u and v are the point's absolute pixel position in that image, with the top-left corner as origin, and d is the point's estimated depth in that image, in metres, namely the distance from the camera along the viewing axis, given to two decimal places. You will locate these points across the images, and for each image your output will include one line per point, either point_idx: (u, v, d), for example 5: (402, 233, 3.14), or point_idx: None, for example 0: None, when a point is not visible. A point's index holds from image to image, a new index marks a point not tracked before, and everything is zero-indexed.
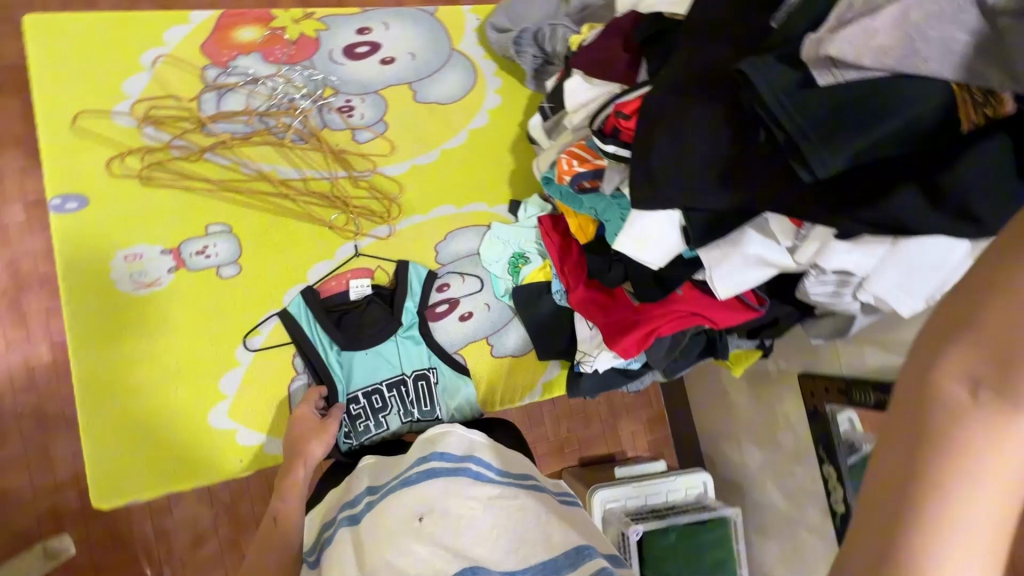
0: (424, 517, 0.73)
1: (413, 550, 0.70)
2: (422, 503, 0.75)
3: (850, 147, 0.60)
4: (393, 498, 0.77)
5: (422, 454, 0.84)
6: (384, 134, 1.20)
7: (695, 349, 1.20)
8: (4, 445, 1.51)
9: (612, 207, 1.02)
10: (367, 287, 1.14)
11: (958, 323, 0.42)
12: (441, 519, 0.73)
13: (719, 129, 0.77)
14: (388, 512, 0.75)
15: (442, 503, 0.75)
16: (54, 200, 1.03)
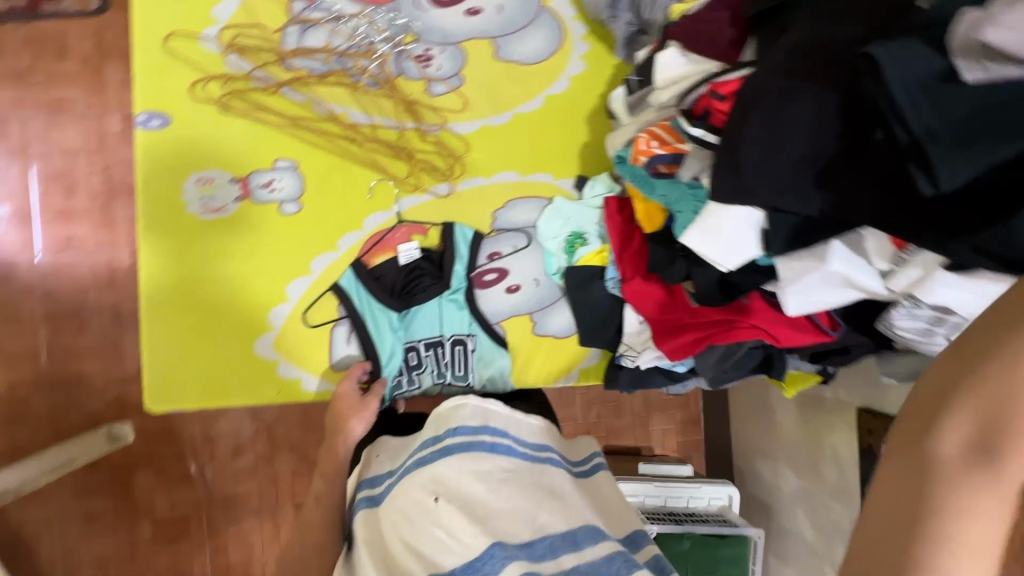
0: (440, 497, 0.71)
1: (433, 532, 0.68)
2: (437, 482, 0.73)
3: (987, 159, 0.53)
4: (411, 478, 0.76)
5: (436, 430, 0.82)
6: (458, 89, 1.16)
7: (749, 363, 1.11)
8: (85, 333, 1.67)
9: (686, 198, 0.93)
10: (415, 251, 1.11)
11: (943, 396, 0.45)
12: (458, 499, 0.71)
13: (826, 121, 0.68)
14: (406, 494, 0.74)
15: (458, 481, 0.73)
16: (141, 116, 1.07)
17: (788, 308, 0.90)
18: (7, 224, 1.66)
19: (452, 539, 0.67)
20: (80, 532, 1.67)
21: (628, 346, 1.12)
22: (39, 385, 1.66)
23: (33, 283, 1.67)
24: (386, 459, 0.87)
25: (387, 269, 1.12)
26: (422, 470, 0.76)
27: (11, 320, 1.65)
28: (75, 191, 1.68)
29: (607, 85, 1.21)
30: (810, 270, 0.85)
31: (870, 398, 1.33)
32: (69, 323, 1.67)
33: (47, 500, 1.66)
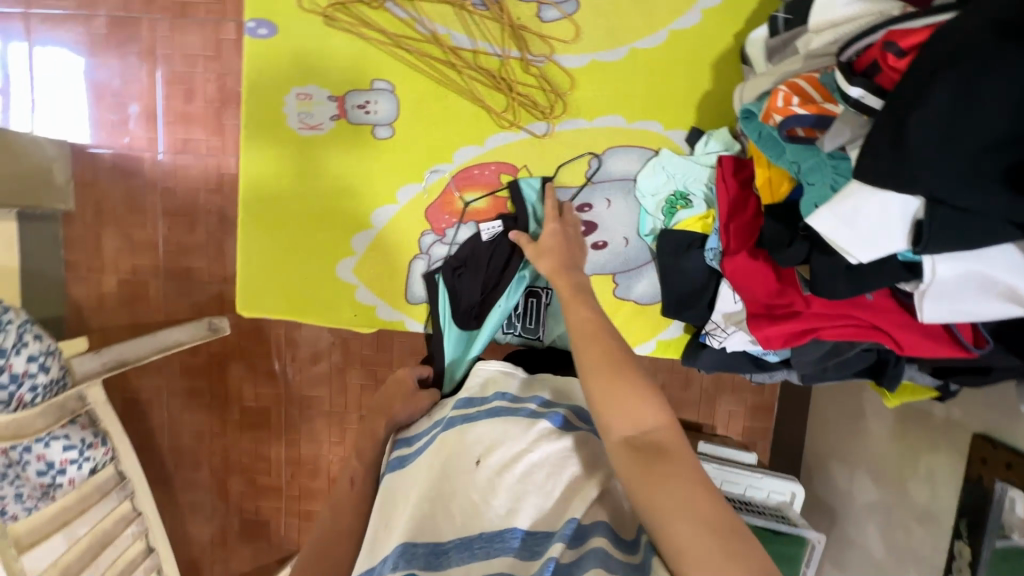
0: (482, 459, 0.72)
1: (468, 494, 0.68)
2: (481, 445, 0.74)
3: None
4: (454, 435, 0.76)
5: (483, 395, 0.86)
6: (572, 16, 1.04)
7: (857, 365, 0.98)
8: (195, 231, 1.82)
9: (823, 168, 0.79)
10: (497, 228, 1.05)
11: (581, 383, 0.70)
12: (499, 464, 0.71)
13: None
14: (447, 449, 0.74)
15: (502, 444, 0.73)
16: (250, 23, 1.04)
17: (922, 314, 0.78)
18: (136, 122, 1.80)
19: (487, 502, 0.67)
20: (182, 405, 1.90)
21: (717, 325, 1.03)
22: (155, 272, 1.85)
23: (155, 179, 1.82)
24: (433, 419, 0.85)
25: (476, 246, 1.06)
26: (466, 428, 0.77)
27: (136, 210, 1.83)
28: (193, 95, 1.77)
29: (746, 23, 1.04)
30: (964, 272, 0.72)
31: (994, 426, 1.15)
32: (182, 220, 1.82)
33: (158, 373, 1.90)
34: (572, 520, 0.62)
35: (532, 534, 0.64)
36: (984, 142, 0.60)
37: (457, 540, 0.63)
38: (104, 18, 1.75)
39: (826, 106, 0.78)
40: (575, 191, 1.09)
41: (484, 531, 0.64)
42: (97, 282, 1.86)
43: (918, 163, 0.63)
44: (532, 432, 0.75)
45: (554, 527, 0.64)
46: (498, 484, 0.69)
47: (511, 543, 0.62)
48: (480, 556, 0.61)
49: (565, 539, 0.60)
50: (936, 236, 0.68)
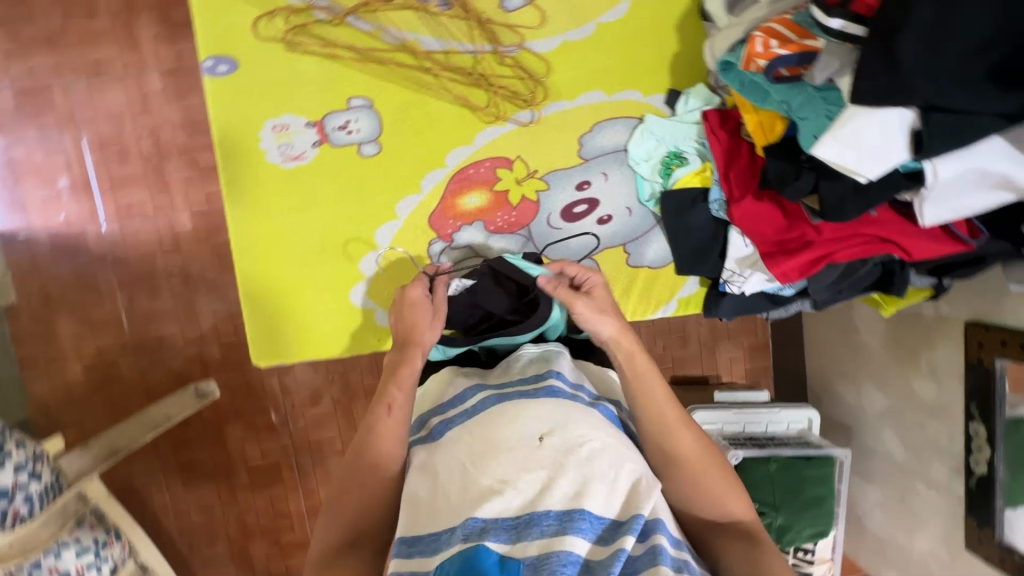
0: (547, 436, 0.68)
1: (532, 472, 0.65)
2: (544, 421, 0.70)
3: None
4: (513, 407, 0.72)
5: (538, 373, 0.79)
6: (534, 2, 1.05)
7: (866, 281, 1.05)
8: (160, 297, 1.71)
9: (813, 102, 0.84)
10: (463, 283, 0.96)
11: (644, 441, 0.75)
12: (565, 443, 0.68)
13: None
14: (508, 421, 0.70)
15: (566, 424, 0.70)
16: (207, 61, 0.99)
17: (924, 218, 0.85)
18: (69, 196, 1.67)
19: (554, 482, 0.64)
20: (184, 480, 1.79)
21: (733, 271, 1.07)
22: (125, 349, 1.72)
23: (103, 251, 1.69)
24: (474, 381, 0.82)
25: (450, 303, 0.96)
26: (526, 402, 0.72)
27: (89, 288, 1.69)
28: (128, 156, 1.66)
29: None
30: (963, 169, 0.78)
31: (981, 311, 1.25)
32: (143, 287, 1.71)
33: (151, 454, 1.77)
34: (642, 517, 0.61)
35: (601, 520, 0.63)
36: (969, 47, 0.66)
37: (522, 517, 0.62)
38: (8, 91, 1.61)
39: (805, 44, 0.83)
40: (572, 171, 1.10)
41: (551, 509, 0.62)
42: (61, 373, 1.71)
43: (912, 80, 0.68)
44: (597, 419, 0.72)
45: (622, 516, 0.63)
46: (563, 462, 0.66)
47: (580, 525, 0.61)
48: (551, 533, 0.60)
49: (634, 533, 0.60)
50: (935, 143, 0.73)
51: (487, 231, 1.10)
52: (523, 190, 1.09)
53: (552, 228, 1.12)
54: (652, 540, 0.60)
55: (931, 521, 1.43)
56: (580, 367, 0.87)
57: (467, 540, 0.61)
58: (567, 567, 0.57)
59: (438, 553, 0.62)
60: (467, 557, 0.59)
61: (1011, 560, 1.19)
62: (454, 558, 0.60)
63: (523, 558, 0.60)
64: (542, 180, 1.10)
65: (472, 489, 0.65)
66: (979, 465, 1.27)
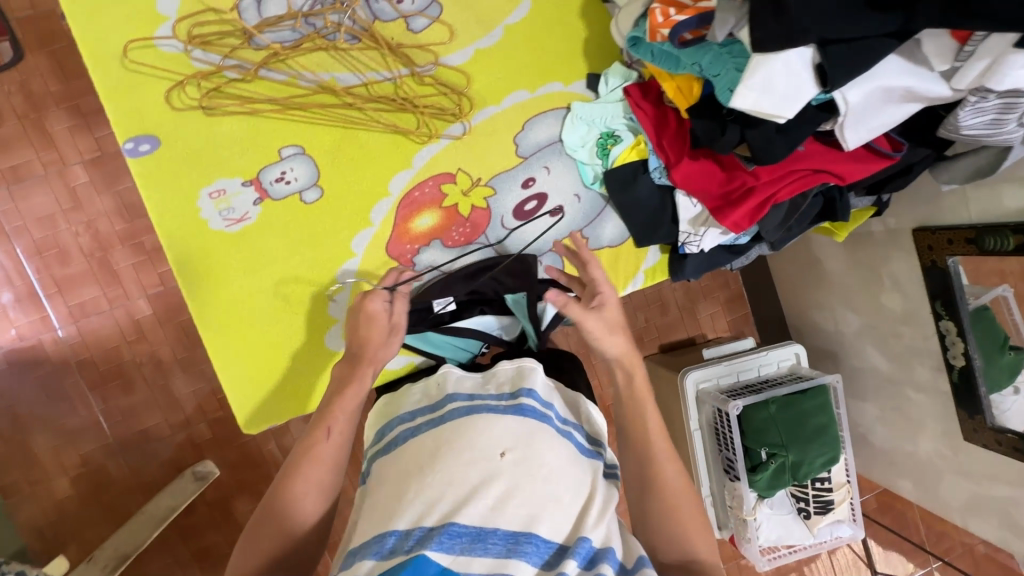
0: (508, 451, 0.72)
1: (489, 488, 0.68)
2: (509, 437, 0.73)
3: None
4: (478, 421, 0.76)
5: (513, 391, 0.83)
6: (440, 18, 1.06)
7: (812, 213, 1.10)
8: (134, 390, 1.66)
9: (721, 58, 0.87)
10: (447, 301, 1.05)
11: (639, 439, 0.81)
12: (525, 459, 0.71)
13: None
14: (473, 431, 0.74)
15: (529, 442, 0.73)
16: (127, 144, 0.97)
17: (848, 142, 0.90)
18: (16, 309, 1.60)
19: (507, 502, 0.67)
20: (202, 568, 1.73)
21: (688, 233, 1.11)
22: (110, 450, 1.66)
23: (66, 357, 1.63)
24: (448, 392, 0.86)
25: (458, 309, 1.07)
26: (493, 417, 0.76)
27: (59, 398, 1.63)
28: (69, 256, 1.61)
29: None
30: (869, 91, 0.83)
31: (925, 217, 1.32)
32: (115, 384, 1.65)
33: (161, 551, 1.71)
34: (587, 540, 0.66)
35: (549, 545, 0.66)
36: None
37: (472, 531, 0.65)
38: None
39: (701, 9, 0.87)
40: (514, 171, 1.12)
41: (500, 529, 0.65)
42: (48, 492, 1.64)
43: (802, 20, 0.73)
44: (565, 445, 0.76)
45: (566, 540, 0.68)
46: (519, 479, 0.69)
47: (526, 549, 0.64)
48: (496, 554, 0.63)
49: (578, 558, 0.65)
50: (838, 73, 0.78)
51: (445, 247, 1.11)
52: (471, 200, 1.11)
53: (507, 229, 1.13)
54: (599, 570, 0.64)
55: (928, 423, 1.49)
56: (558, 387, 0.90)
57: (410, 551, 0.63)
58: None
59: (385, 560, 0.64)
60: (407, 564, 0.61)
61: (1006, 438, 1.25)
62: (396, 566, 0.62)
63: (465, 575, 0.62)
64: (487, 186, 1.11)
65: (422, 495, 0.68)
66: (958, 358, 1.33)
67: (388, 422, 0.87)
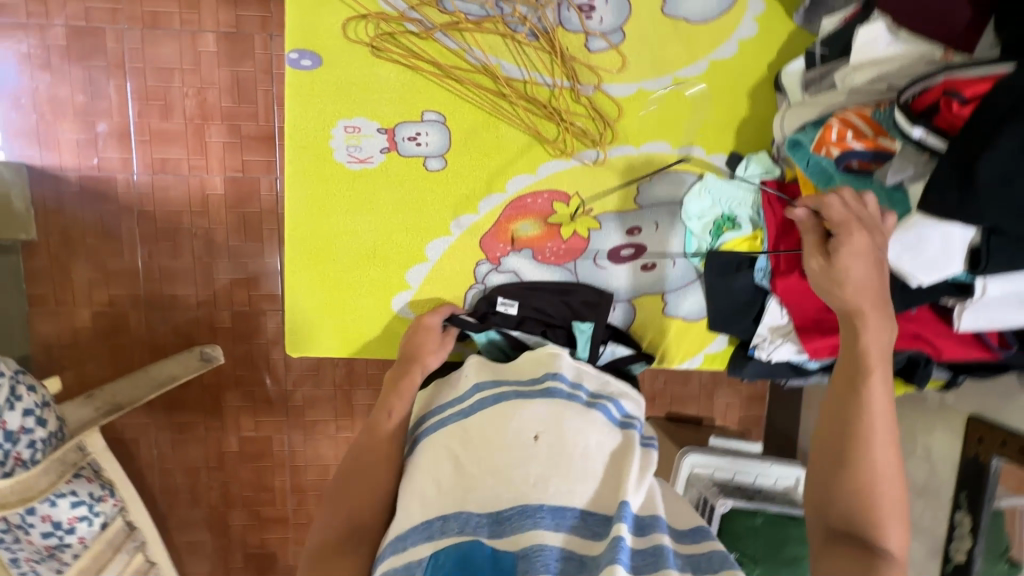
0: (540, 436, 0.78)
1: (530, 468, 0.74)
2: (538, 422, 0.80)
3: None
4: (510, 407, 0.82)
5: (534, 376, 0.90)
6: (618, 47, 1.07)
7: (890, 368, 1.08)
8: (180, 256, 1.71)
9: (881, 198, 0.88)
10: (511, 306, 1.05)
11: (852, 435, 0.77)
12: (557, 443, 0.77)
13: None
14: (507, 419, 0.80)
15: (558, 425, 0.80)
16: (291, 54, 1.00)
17: (960, 324, 0.88)
18: (105, 141, 1.64)
19: (547, 480, 0.72)
20: (174, 439, 1.79)
21: (763, 338, 1.10)
22: (137, 301, 1.72)
23: (131, 202, 1.68)
24: (472, 380, 0.91)
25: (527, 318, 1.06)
26: (523, 402, 0.83)
27: (110, 236, 1.68)
28: (170, 112, 1.65)
29: (778, 53, 1.10)
30: (1010, 289, 0.82)
31: (984, 407, 1.30)
32: (165, 244, 1.70)
33: (145, 410, 1.77)
34: (628, 505, 0.69)
35: (589, 514, 0.71)
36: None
37: (517, 508, 0.69)
38: (61, 28, 1.58)
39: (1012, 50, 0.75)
40: (625, 214, 1.13)
41: (545, 504, 0.69)
42: (70, 316, 1.70)
43: (984, 203, 0.71)
44: (596, 420, 0.82)
45: (609, 511, 0.71)
46: (557, 459, 0.75)
47: (574, 522, 0.69)
48: (545, 525, 0.67)
49: (626, 521, 0.66)
50: (990, 262, 0.77)
51: (534, 260, 1.12)
52: (576, 226, 1.11)
53: (596, 266, 1.13)
54: (654, 538, 0.69)
55: None
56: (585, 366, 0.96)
57: (461, 534, 0.68)
58: (560, 559, 0.64)
59: (432, 543, 0.68)
60: (460, 547, 0.65)
61: None
62: (447, 549, 0.66)
63: (515, 549, 0.65)
64: (595, 219, 1.12)
65: (464, 486, 0.74)
66: (958, 553, 1.31)
67: (426, 415, 0.91)
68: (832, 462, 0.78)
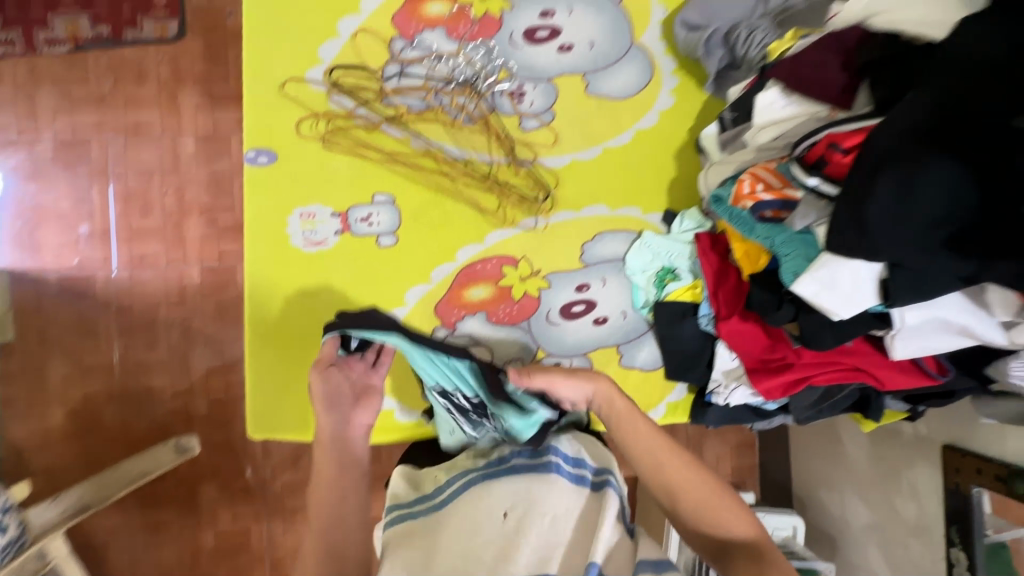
0: (510, 513, 0.76)
1: (501, 547, 0.72)
2: (506, 499, 0.78)
3: None
4: (477, 490, 0.80)
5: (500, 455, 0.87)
6: (550, 124, 1.17)
7: (845, 402, 1.10)
8: (156, 347, 1.72)
9: (794, 242, 0.92)
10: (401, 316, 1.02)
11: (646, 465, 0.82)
12: (526, 515, 0.75)
13: (962, 186, 0.70)
14: (474, 502, 0.79)
15: (531, 497, 0.78)
16: (250, 152, 1.10)
17: (896, 352, 0.92)
18: (87, 242, 1.71)
19: (517, 556, 0.71)
20: (148, 539, 1.72)
21: (719, 382, 1.14)
22: (111, 396, 1.71)
23: (109, 298, 1.71)
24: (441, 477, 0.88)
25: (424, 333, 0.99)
26: (489, 482, 0.81)
27: (88, 333, 1.71)
28: (150, 210, 1.72)
29: (697, 119, 1.22)
30: (926, 317, 0.87)
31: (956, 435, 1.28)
32: (141, 336, 1.72)
33: (117, 510, 1.71)
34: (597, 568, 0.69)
35: None
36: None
37: None
38: (48, 142, 1.68)
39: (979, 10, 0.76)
40: (572, 274, 1.18)
41: None
42: (42, 417, 1.68)
43: (878, 238, 0.77)
44: (564, 487, 0.80)
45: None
46: (528, 532, 0.74)
47: None
48: None
49: None
50: (899, 293, 0.82)
51: (488, 321, 1.16)
52: (526, 286, 1.16)
53: (549, 323, 1.18)
54: None
55: None
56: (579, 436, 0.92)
57: None
58: None
59: None
60: None
61: None
62: None
63: None
64: (544, 279, 1.17)
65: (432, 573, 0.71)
66: None
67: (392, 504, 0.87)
68: (667, 494, 0.80)
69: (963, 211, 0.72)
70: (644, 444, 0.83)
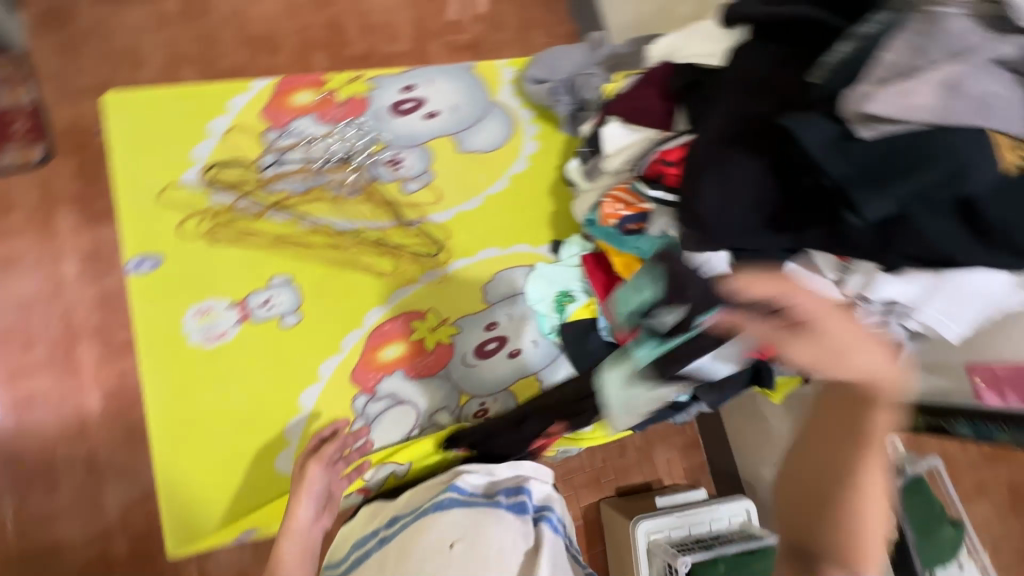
0: (455, 543, 0.88)
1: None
2: (454, 530, 0.89)
3: (894, 192, 0.68)
4: (428, 523, 0.91)
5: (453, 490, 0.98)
6: (431, 184, 1.26)
7: (741, 378, 1.20)
8: (55, 491, 1.44)
9: (657, 247, 1.04)
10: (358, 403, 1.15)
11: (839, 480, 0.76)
12: (468, 548, 0.87)
13: (761, 175, 0.82)
14: (424, 533, 0.89)
15: (473, 532, 0.89)
16: (132, 261, 1.11)
17: None
18: None
19: None
20: None
21: None
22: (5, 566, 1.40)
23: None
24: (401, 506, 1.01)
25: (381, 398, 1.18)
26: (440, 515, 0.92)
27: None
28: (32, 345, 1.48)
29: (562, 155, 1.36)
30: None
31: None
32: (37, 483, 1.44)
33: None
34: None
35: None
36: (813, 139, 0.72)
37: None
38: None
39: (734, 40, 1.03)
40: (478, 315, 1.24)
41: None
42: None
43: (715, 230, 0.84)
44: (508, 523, 0.92)
45: None
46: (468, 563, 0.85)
47: None
48: None
49: None
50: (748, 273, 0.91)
51: (407, 377, 1.18)
52: (437, 336, 1.21)
53: (467, 366, 1.21)
54: None
55: None
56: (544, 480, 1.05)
57: None
58: None
59: None
60: None
61: None
62: None
63: None
64: (453, 325, 1.22)
65: None
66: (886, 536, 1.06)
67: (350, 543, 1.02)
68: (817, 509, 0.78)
69: (769, 197, 0.82)
70: (866, 467, 0.74)
